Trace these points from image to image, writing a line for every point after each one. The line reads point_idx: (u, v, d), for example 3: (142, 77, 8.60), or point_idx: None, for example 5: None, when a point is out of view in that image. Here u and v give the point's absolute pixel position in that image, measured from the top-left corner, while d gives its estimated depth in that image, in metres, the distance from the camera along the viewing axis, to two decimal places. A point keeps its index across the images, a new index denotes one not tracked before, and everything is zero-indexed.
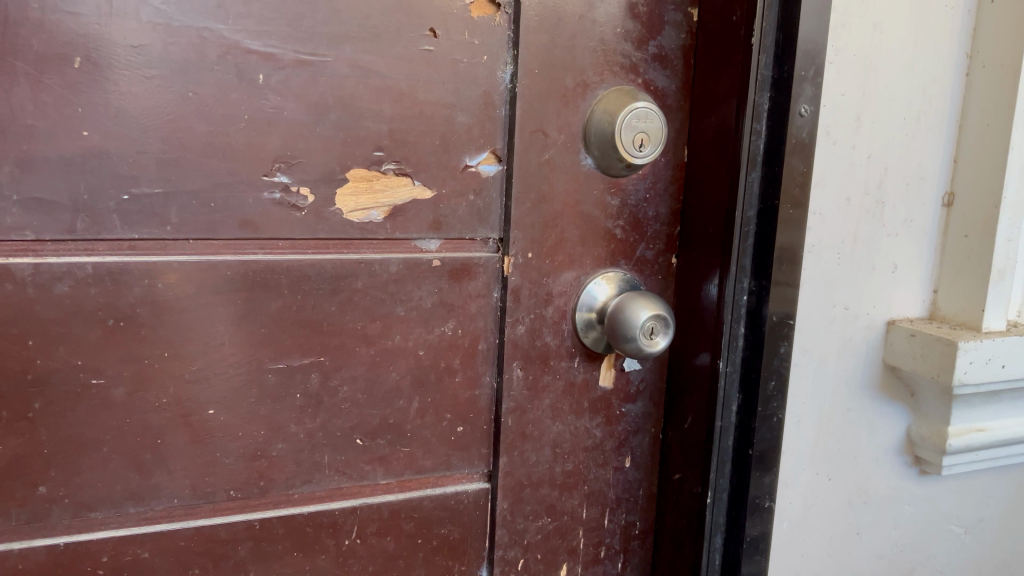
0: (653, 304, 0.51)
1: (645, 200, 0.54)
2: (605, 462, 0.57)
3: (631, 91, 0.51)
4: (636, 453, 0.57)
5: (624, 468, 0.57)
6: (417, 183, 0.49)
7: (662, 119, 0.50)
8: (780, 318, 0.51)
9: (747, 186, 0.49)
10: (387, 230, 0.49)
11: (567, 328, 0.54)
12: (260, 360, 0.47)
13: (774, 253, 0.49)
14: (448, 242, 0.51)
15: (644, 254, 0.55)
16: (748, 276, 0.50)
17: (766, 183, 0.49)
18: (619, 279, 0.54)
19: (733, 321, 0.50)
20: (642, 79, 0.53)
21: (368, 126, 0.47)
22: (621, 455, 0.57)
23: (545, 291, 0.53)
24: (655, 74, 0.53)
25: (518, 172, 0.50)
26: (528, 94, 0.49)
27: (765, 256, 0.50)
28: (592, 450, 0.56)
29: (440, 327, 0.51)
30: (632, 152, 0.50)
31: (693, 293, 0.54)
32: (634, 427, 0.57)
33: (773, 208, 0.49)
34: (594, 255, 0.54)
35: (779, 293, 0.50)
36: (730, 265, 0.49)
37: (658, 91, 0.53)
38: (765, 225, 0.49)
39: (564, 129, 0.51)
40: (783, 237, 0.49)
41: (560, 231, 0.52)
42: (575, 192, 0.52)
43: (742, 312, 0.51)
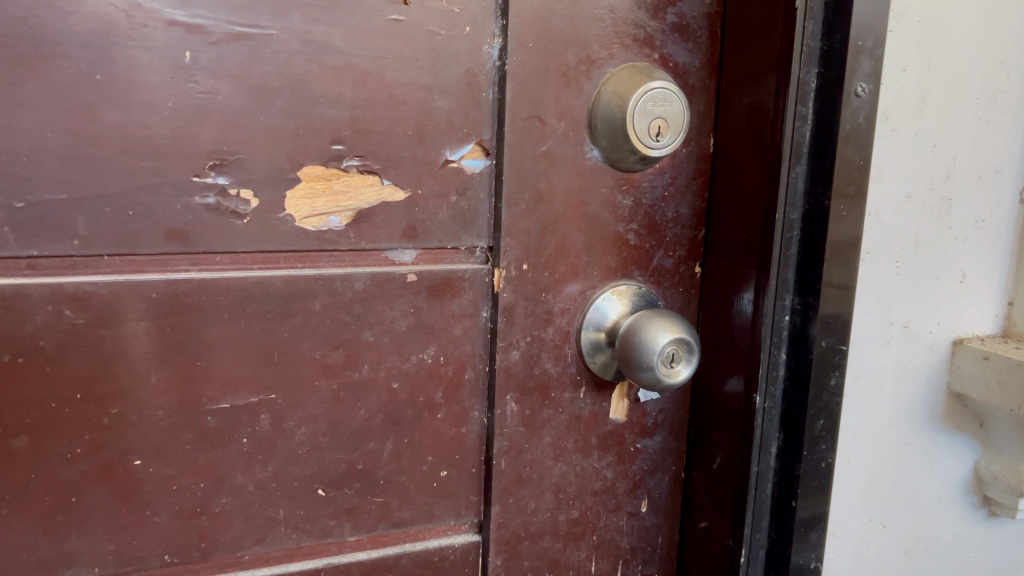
0: (674, 325, 0.43)
1: (663, 199, 0.46)
2: (617, 507, 0.48)
3: (645, 68, 0.43)
4: (654, 495, 0.49)
5: (639, 513, 0.49)
6: (385, 183, 0.40)
7: (682, 99, 0.42)
8: (831, 346, 0.42)
9: (790, 182, 0.40)
10: (350, 240, 0.40)
11: (570, 352, 0.45)
12: (197, 398, 0.39)
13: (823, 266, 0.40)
14: (426, 251, 0.42)
15: (662, 263, 0.47)
16: (791, 291, 0.42)
17: (814, 178, 0.40)
18: (632, 294, 0.46)
19: (773, 346, 0.42)
20: (659, 54, 0.44)
21: (324, 114, 0.39)
22: (636, 499, 0.49)
23: (544, 309, 0.44)
24: (674, 48, 0.44)
25: (511, 167, 0.42)
26: (521, 74, 0.41)
27: (812, 269, 0.41)
28: (601, 494, 0.48)
29: (418, 355, 0.42)
30: (647, 142, 0.42)
31: (721, 310, 0.46)
32: (652, 466, 0.49)
33: (821, 211, 0.40)
34: (602, 265, 0.45)
35: (831, 314, 0.41)
36: (770, 278, 0.41)
37: (678, 67, 0.44)
38: (813, 231, 0.40)
39: (565, 116, 0.42)
40: (837, 244, 0.40)
41: (561, 237, 0.44)
42: (579, 191, 0.44)
43: (784, 335, 0.42)
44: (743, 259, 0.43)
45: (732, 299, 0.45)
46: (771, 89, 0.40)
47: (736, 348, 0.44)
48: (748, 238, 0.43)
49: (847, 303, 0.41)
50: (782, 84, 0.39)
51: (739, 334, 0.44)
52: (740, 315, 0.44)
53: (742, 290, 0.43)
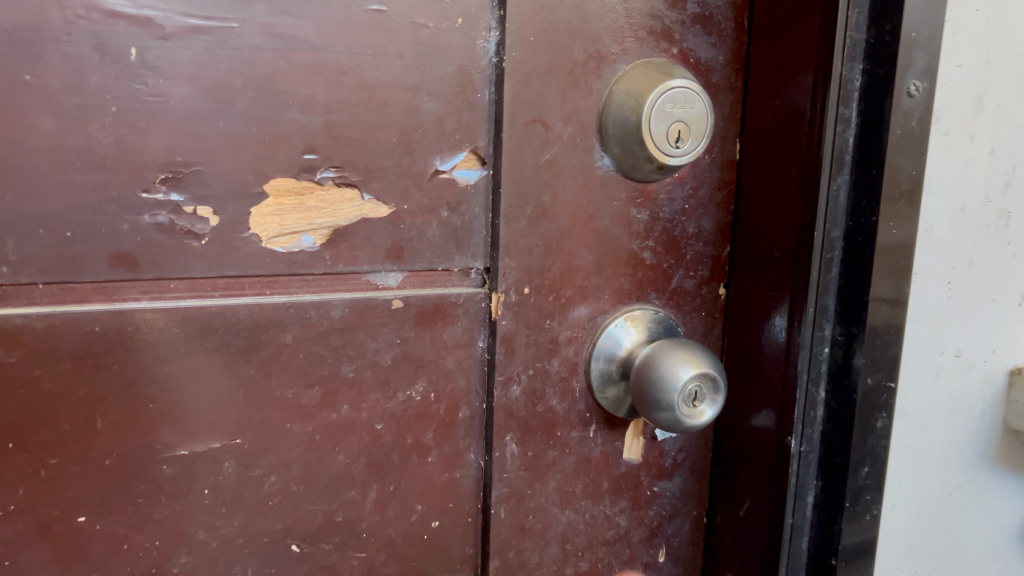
0: (696, 358, 0.38)
1: (683, 212, 0.40)
2: (632, 558, 0.43)
3: (663, 65, 0.38)
4: (673, 542, 0.44)
5: (656, 564, 0.44)
6: (366, 197, 0.35)
7: (705, 101, 0.37)
8: (877, 383, 0.36)
9: (831, 195, 0.35)
10: (326, 262, 0.35)
11: (578, 386, 0.40)
12: (150, 445, 0.34)
13: (870, 293, 0.35)
14: (414, 274, 0.37)
15: (682, 285, 0.41)
16: (831, 320, 0.36)
17: (857, 191, 0.35)
18: (649, 320, 0.41)
19: (811, 381, 0.37)
20: (678, 49, 0.39)
21: (294, 119, 0.34)
22: (652, 548, 0.44)
23: (548, 338, 0.39)
24: (695, 41, 0.39)
25: (510, 178, 0.36)
26: (521, 72, 0.36)
27: (856, 297, 0.35)
28: (613, 544, 0.43)
29: (405, 391, 0.37)
30: (666, 149, 0.36)
31: (749, 337, 0.41)
32: (671, 511, 0.44)
33: (865, 229, 0.35)
34: (614, 287, 0.40)
35: (879, 346, 0.36)
36: (808, 305, 0.36)
37: (700, 64, 0.39)
38: (858, 251, 0.35)
39: (571, 119, 0.37)
40: (887, 267, 0.35)
41: (568, 257, 0.39)
42: (588, 205, 0.38)
43: (823, 370, 0.37)
44: (775, 282, 0.38)
45: (762, 326, 0.39)
46: (810, 88, 0.35)
47: (766, 383, 0.39)
48: (781, 258, 0.37)
49: (896, 334, 0.36)
50: (823, 82, 0.34)
51: (771, 366, 0.39)
52: (772, 345, 0.38)
53: (775, 316, 0.38)
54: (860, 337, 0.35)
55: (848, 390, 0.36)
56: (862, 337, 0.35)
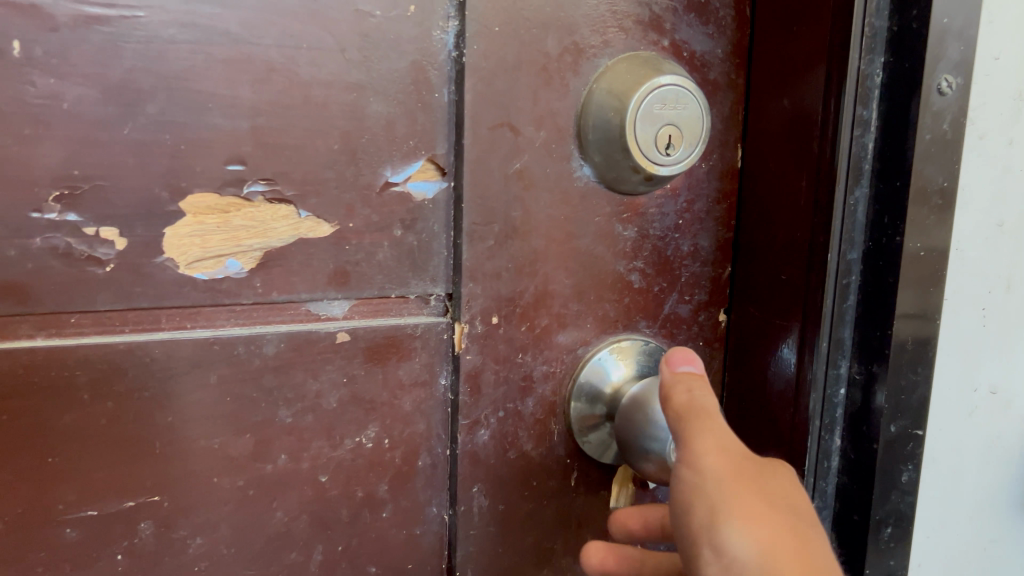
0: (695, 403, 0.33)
1: (676, 228, 0.35)
2: None
3: (651, 59, 0.32)
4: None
5: None
6: (303, 214, 0.30)
7: (698, 101, 0.32)
8: (902, 430, 0.32)
9: (848, 211, 0.30)
10: (256, 291, 0.30)
11: (557, 428, 0.35)
12: (50, 507, 0.29)
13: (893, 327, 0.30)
14: (364, 303, 0.32)
15: (676, 311, 0.36)
16: (847, 356, 0.31)
17: (878, 207, 0.30)
18: (639, 352, 0.35)
19: (824, 428, 0.32)
20: (669, 41, 0.34)
21: (215, 124, 0.29)
22: None
23: (522, 374, 0.34)
24: (689, 32, 0.34)
25: (473, 191, 0.31)
26: (485, 68, 0.31)
27: (877, 331, 0.31)
28: None
29: (354, 438, 0.32)
30: (655, 157, 0.31)
31: (749, 372, 0.36)
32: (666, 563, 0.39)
33: (887, 252, 0.30)
34: (597, 315, 0.35)
35: (904, 389, 0.31)
36: (821, 338, 0.31)
37: (695, 58, 0.34)
38: (879, 278, 0.30)
39: (545, 122, 0.32)
40: (914, 296, 0.30)
41: (543, 281, 0.33)
42: (566, 220, 0.33)
43: (838, 414, 0.32)
44: (781, 310, 0.33)
45: (765, 361, 0.34)
46: (821, 84, 0.30)
47: (769, 426, 0.34)
48: (787, 282, 0.32)
49: (923, 373, 0.31)
50: (839, 76, 0.29)
51: (778, 408, 0.34)
52: (778, 383, 0.33)
53: (780, 350, 0.33)
54: (881, 376, 0.31)
55: (868, 438, 0.31)
56: (884, 377, 0.31)
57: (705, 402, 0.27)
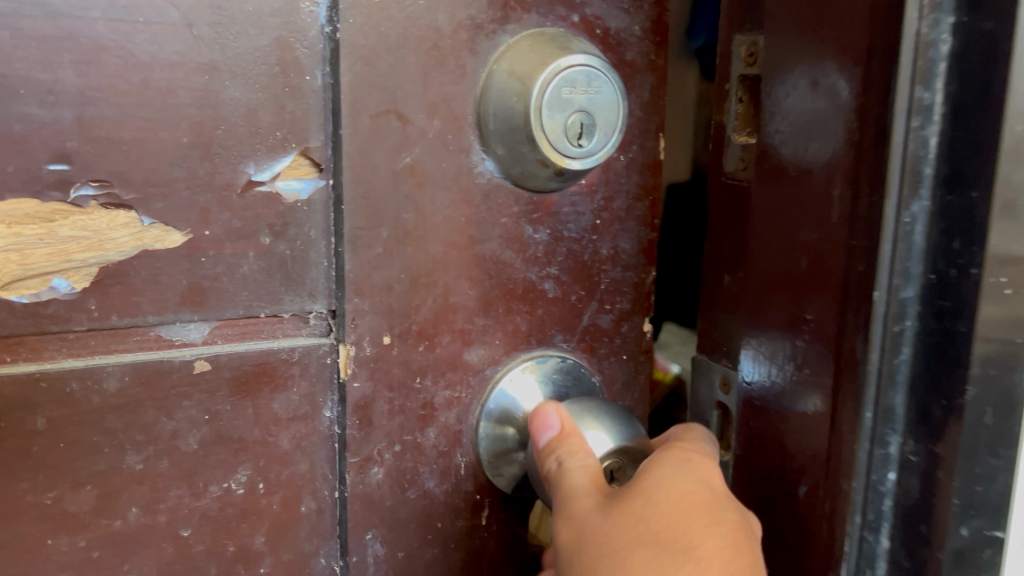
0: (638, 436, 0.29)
1: (594, 229, 0.31)
2: None
3: (558, 37, 0.28)
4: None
5: None
6: (149, 222, 0.25)
7: (612, 83, 0.28)
8: (977, 529, 0.24)
9: (898, 235, 0.23)
10: (92, 315, 0.25)
11: (464, 461, 0.31)
12: None
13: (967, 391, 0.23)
14: (227, 325, 0.27)
15: (596, 322, 0.32)
16: (899, 430, 0.25)
17: (942, 231, 0.23)
18: (554, 369, 0.31)
19: (868, 524, 0.25)
20: (580, 16, 0.29)
21: (29, 114, 0.23)
22: None
23: (421, 401, 0.29)
24: (603, 7, 0.30)
25: (355, 191, 0.27)
26: (364, 46, 0.26)
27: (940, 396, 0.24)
28: None
29: (221, 484, 0.28)
30: (565, 148, 0.27)
31: (749, 431, 0.30)
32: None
33: (957, 291, 0.23)
34: (508, 330, 0.30)
35: (980, 479, 0.24)
36: (863, 403, 0.24)
37: (610, 35, 0.30)
38: (946, 325, 0.23)
39: (438, 109, 0.28)
40: (1001, 358, 0.23)
41: (443, 293, 0.29)
42: (467, 223, 0.29)
43: (887, 503, 0.25)
44: (812, 360, 0.26)
45: (779, 421, 0.28)
46: (857, 65, 0.23)
47: (790, 509, 0.28)
48: (811, 323, 0.26)
49: (1006, 456, 0.24)
50: (889, 50, 0.22)
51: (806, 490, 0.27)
52: (809, 457, 0.27)
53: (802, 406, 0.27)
54: (948, 457, 0.24)
55: (931, 537, 0.24)
56: (950, 462, 0.24)
57: (569, 473, 0.27)
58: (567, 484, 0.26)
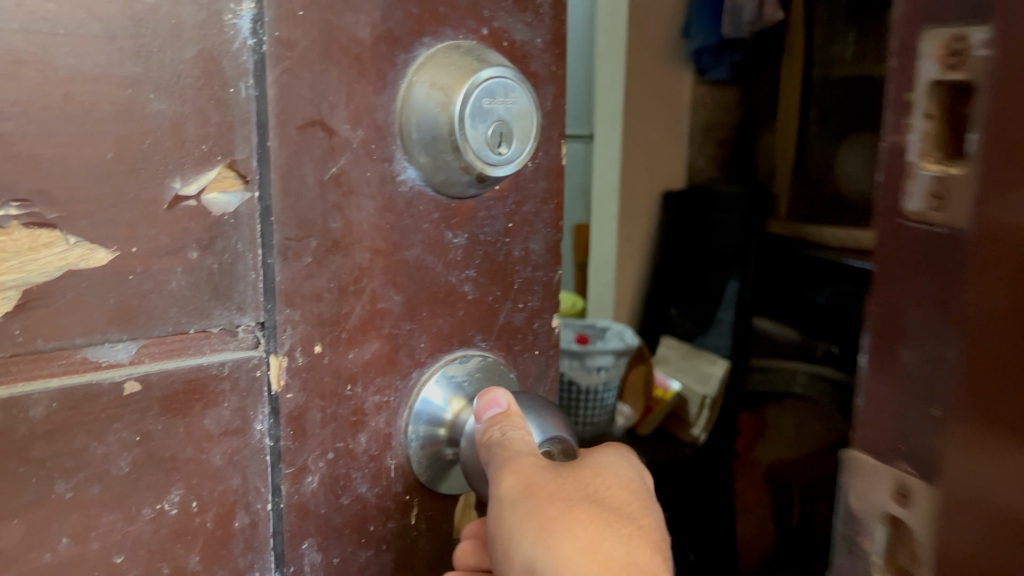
0: (563, 427, 0.31)
1: (507, 232, 0.33)
2: None
3: (473, 49, 0.29)
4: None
5: None
6: (72, 240, 0.24)
7: (525, 93, 0.29)
8: None
9: None
10: (15, 340, 0.24)
11: (394, 461, 0.32)
12: None
13: None
14: (154, 342, 0.26)
15: (512, 319, 0.34)
16: None
17: None
18: (476, 366, 0.33)
19: None
20: (488, 30, 0.31)
21: None
22: None
23: (351, 407, 0.30)
24: (509, 22, 0.31)
25: (283, 202, 0.27)
26: (289, 58, 0.26)
27: None
28: None
29: (154, 505, 0.27)
30: (488, 157, 0.28)
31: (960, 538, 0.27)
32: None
33: None
34: (432, 332, 0.32)
35: None
36: None
37: (516, 49, 0.32)
38: None
39: (361, 121, 0.28)
40: None
41: (370, 299, 0.30)
42: (390, 231, 0.30)
43: None
44: None
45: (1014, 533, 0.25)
46: None
47: None
48: None
49: None
50: None
51: None
52: None
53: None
54: None
55: None
56: None
57: (509, 445, 0.28)
58: (508, 454, 0.28)
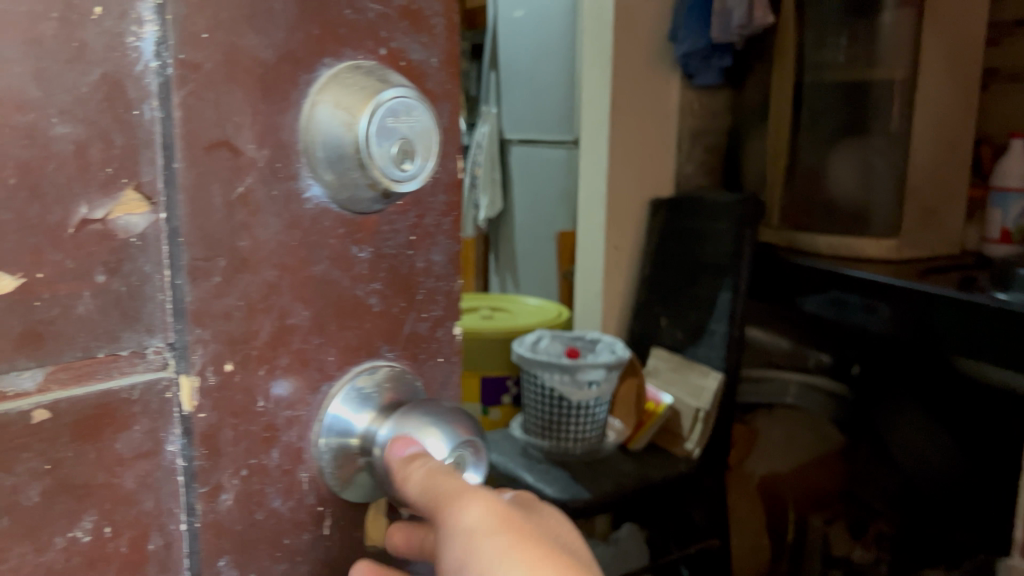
0: (465, 428, 0.33)
1: (410, 245, 0.34)
2: None
3: (373, 70, 0.30)
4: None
5: None
6: None
7: (425, 110, 0.30)
8: None
9: None
10: None
11: (307, 477, 0.32)
12: None
13: None
14: (62, 368, 0.25)
15: (417, 329, 0.35)
16: None
17: None
18: (381, 378, 0.33)
19: None
20: (386, 50, 0.32)
21: None
22: None
23: (261, 427, 0.30)
24: (405, 42, 0.32)
25: (192, 221, 0.27)
26: (194, 80, 0.26)
27: None
28: None
29: (66, 534, 0.26)
30: (392, 173, 0.29)
31: None
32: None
33: None
34: (343, 344, 0.32)
35: None
36: None
37: (413, 67, 0.33)
38: None
39: (266, 139, 0.28)
40: None
41: (279, 316, 0.30)
42: (298, 250, 0.30)
43: None
44: None
45: None
46: None
47: None
48: None
49: None
50: None
51: None
52: None
53: None
54: None
55: None
56: None
57: (441, 488, 0.31)
58: (443, 497, 0.30)
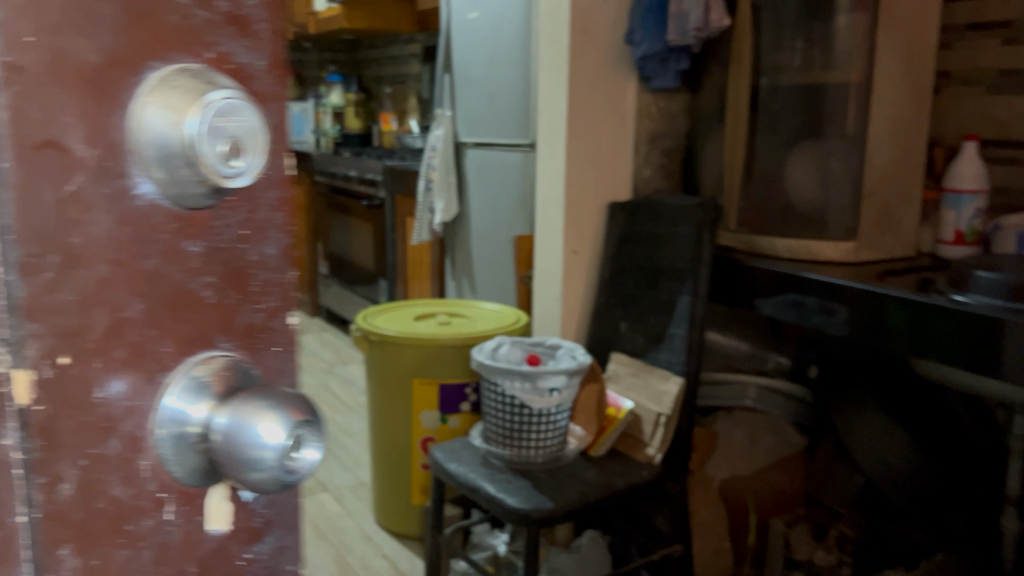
0: (294, 412, 0.50)
1: (201, 261, 0.51)
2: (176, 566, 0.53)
3: (199, 72, 0.48)
4: (259, 558, 0.58)
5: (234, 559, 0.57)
6: None
7: (248, 111, 0.47)
8: None
9: None
10: None
11: (116, 401, 0.48)
12: None
13: None
14: None
15: (210, 294, 0.52)
16: None
17: None
18: (206, 387, 0.51)
19: None
20: (213, 53, 0.50)
21: None
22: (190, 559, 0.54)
23: (73, 369, 0.46)
24: (234, 46, 0.51)
25: (22, 200, 0.42)
26: (22, 83, 0.42)
27: None
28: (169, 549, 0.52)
29: None
30: (220, 165, 0.47)
31: None
32: (257, 530, 0.58)
33: None
34: (160, 294, 0.49)
35: None
36: None
37: (240, 65, 0.51)
38: None
39: (92, 139, 0.44)
40: None
41: (101, 276, 0.46)
42: (108, 241, 0.46)
43: None
44: None
45: None
46: None
47: None
48: None
49: None
50: None
51: None
52: None
53: None
54: None
55: None
56: None
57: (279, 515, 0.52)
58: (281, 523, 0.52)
